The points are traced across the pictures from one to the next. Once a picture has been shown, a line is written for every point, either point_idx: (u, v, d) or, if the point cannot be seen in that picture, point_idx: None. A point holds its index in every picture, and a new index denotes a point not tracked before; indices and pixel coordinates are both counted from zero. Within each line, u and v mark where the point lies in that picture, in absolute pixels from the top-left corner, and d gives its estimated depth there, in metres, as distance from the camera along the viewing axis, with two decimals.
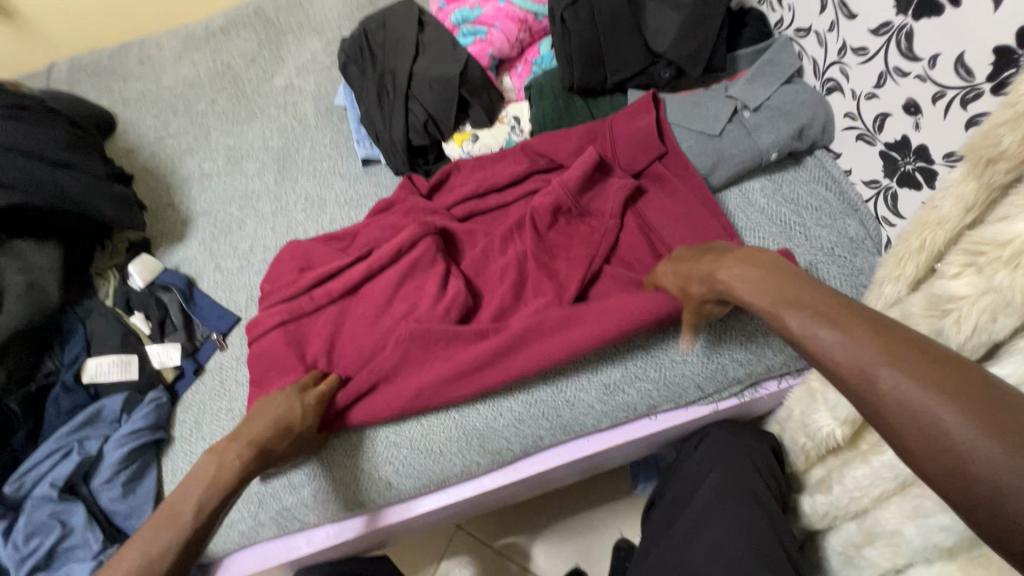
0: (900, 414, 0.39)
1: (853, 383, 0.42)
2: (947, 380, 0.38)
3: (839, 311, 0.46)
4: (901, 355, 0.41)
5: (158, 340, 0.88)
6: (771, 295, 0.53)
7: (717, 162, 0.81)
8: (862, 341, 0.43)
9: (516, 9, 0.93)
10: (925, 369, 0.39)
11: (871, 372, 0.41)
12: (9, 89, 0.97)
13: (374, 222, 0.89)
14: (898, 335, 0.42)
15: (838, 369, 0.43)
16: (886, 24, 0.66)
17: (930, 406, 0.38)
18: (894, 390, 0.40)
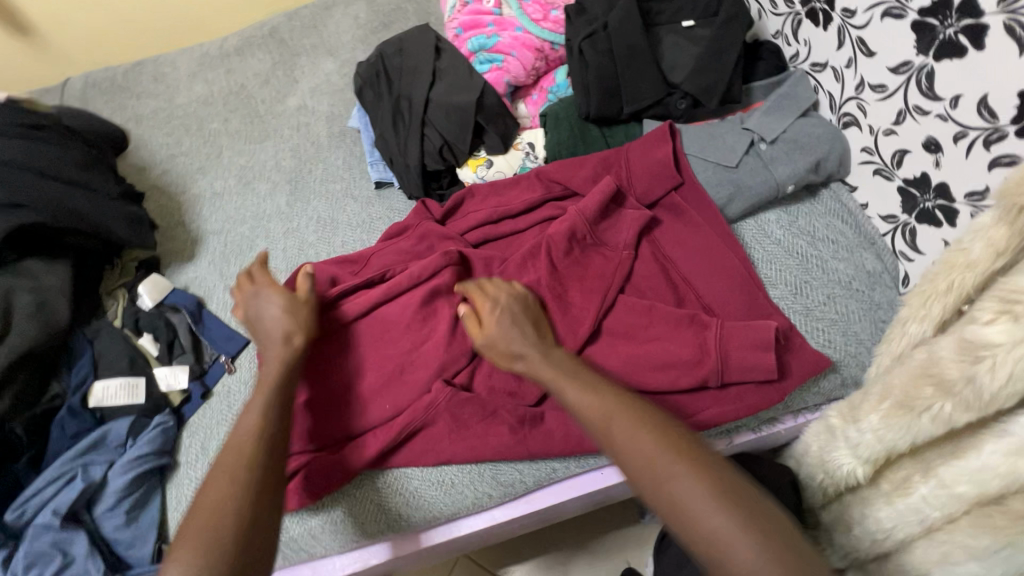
0: (701, 540, 0.48)
1: (643, 481, 0.51)
2: (740, 506, 0.48)
3: (632, 411, 0.55)
4: (689, 468, 0.50)
5: (166, 362, 0.87)
6: (567, 373, 0.60)
7: (733, 193, 0.81)
8: (659, 452, 0.51)
9: (534, 38, 0.95)
10: (717, 493, 0.48)
11: (668, 477, 0.50)
12: (26, 107, 0.98)
13: (385, 247, 0.88)
14: (670, 431, 0.53)
15: (641, 471, 0.52)
16: (906, 63, 0.66)
17: (732, 541, 0.46)
18: (695, 514, 0.48)
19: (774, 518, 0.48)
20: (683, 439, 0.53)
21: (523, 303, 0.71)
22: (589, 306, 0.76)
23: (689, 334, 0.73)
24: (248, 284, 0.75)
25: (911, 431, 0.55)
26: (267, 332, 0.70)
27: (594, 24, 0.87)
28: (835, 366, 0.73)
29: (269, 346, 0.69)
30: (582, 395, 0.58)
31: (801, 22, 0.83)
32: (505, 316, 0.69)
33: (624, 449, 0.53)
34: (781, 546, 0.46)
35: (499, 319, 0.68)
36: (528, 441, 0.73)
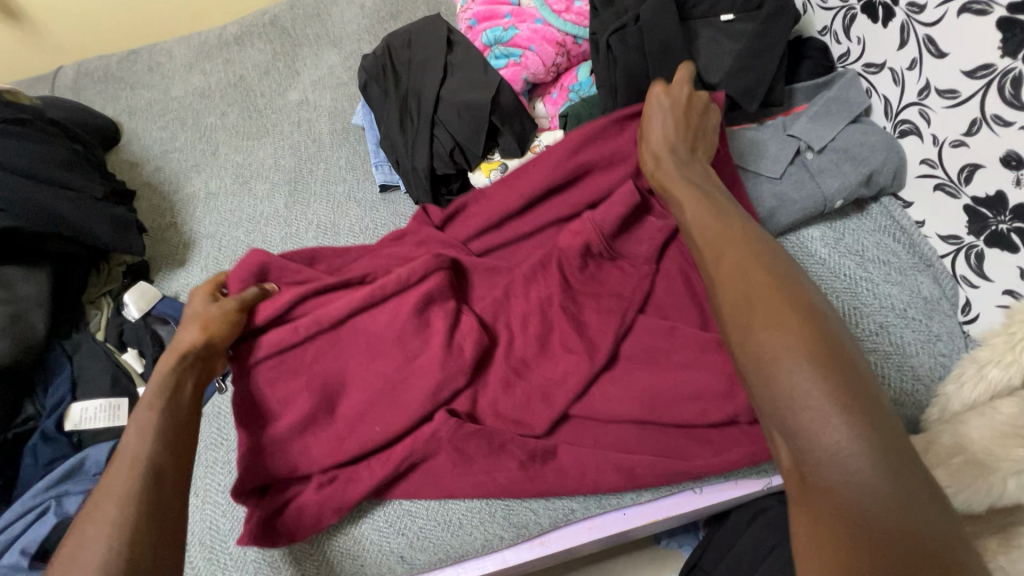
0: (774, 392, 0.41)
1: (734, 320, 0.47)
2: (843, 386, 0.40)
3: (751, 251, 0.50)
4: (796, 318, 0.44)
5: (151, 380, 0.80)
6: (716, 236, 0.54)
7: (768, 205, 0.73)
8: (766, 297, 0.46)
9: (555, 32, 0.87)
10: (815, 350, 0.41)
11: (781, 355, 0.42)
12: (8, 98, 0.91)
13: (379, 251, 0.81)
14: (791, 285, 0.47)
15: (736, 306, 0.47)
16: (987, 66, 0.58)
17: (815, 403, 0.39)
18: (780, 362, 0.42)
19: (885, 421, 0.39)
20: (801, 296, 0.46)
21: (688, 104, 0.69)
22: (605, 327, 0.71)
23: (715, 359, 0.67)
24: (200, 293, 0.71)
25: (993, 494, 0.48)
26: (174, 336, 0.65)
27: (624, 16, 0.79)
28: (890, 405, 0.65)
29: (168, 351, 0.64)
30: (707, 219, 0.57)
31: (854, 17, 0.74)
32: (666, 113, 0.69)
33: (725, 280, 0.50)
34: (877, 440, 0.38)
35: (658, 110, 0.69)
36: (538, 480, 0.66)
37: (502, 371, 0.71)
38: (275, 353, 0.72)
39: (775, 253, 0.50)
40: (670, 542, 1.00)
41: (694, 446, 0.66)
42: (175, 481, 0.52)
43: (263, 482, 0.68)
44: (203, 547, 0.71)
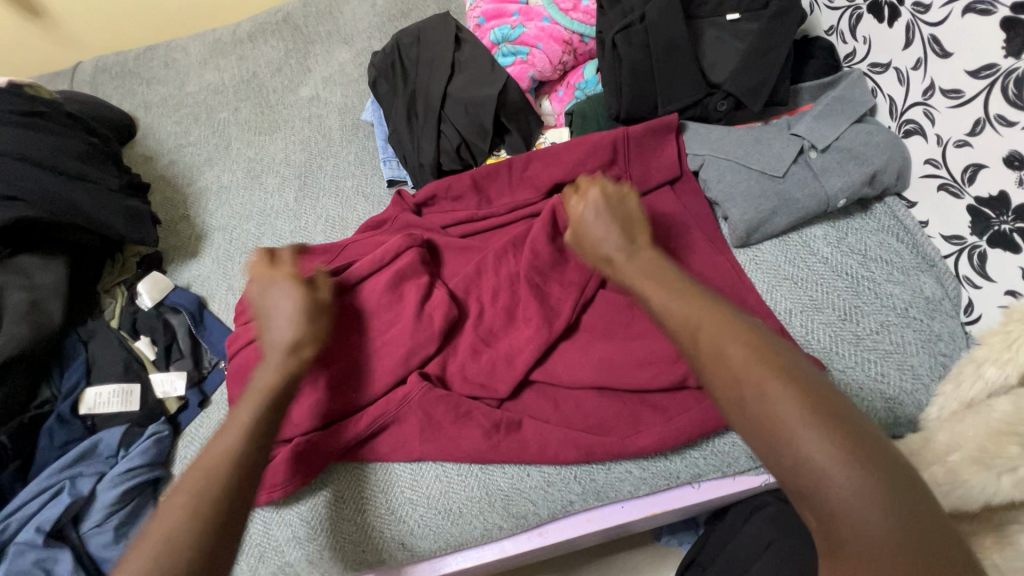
0: (789, 465, 0.40)
1: (725, 394, 0.44)
2: (851, 440, 0.39)
3: (721, 316, 0.48)
4: (789, 384, 0.42)
5: (163, 367, 0.83)
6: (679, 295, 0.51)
7: (727, 190, 0.75)
8: (754, 364, 0.44)
9: (562, 30, 0.88)
10: (817, 415, 0.40)
11: (782, 422, 0.41)
12: (30, 94, 0.94)
13: (363, 239, 0.85)
14: (770, 345, 0.45)
15: (725, 381, 0.44)
16: (990, 66, 0.58)
17: (832, 474, 0.38)
18: (790, 434, 0.40)
19: (896, 470, 0.39)
20: (783, 354, 0.45)
21: (616, 195, 0.64)
22: (567, 299, 0.74)
23: (669, 330, 0.70)
24: (263, 266, 0.67)
25: (986, 492, 0.49)
26: (272, 335, 0.62)
27: (630, 15, 0.79)
28: (889, 403, 0.66)
29: (272, 351, 0.61)
30: (667, 299, 0.51)
31: (860, 17, 0.75)
32: (595, 208, 0.63)
33: (704, 354, 0.46)
34: (896, 495, 0.37)
35: (588, 210, 0.63)
36: (501, 448, 0.69)
37: (469, 339, 0.74)
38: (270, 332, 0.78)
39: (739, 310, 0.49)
40: (670, 540, 1.00)
41: (652, 414, 0.68)
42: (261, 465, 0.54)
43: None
44: None
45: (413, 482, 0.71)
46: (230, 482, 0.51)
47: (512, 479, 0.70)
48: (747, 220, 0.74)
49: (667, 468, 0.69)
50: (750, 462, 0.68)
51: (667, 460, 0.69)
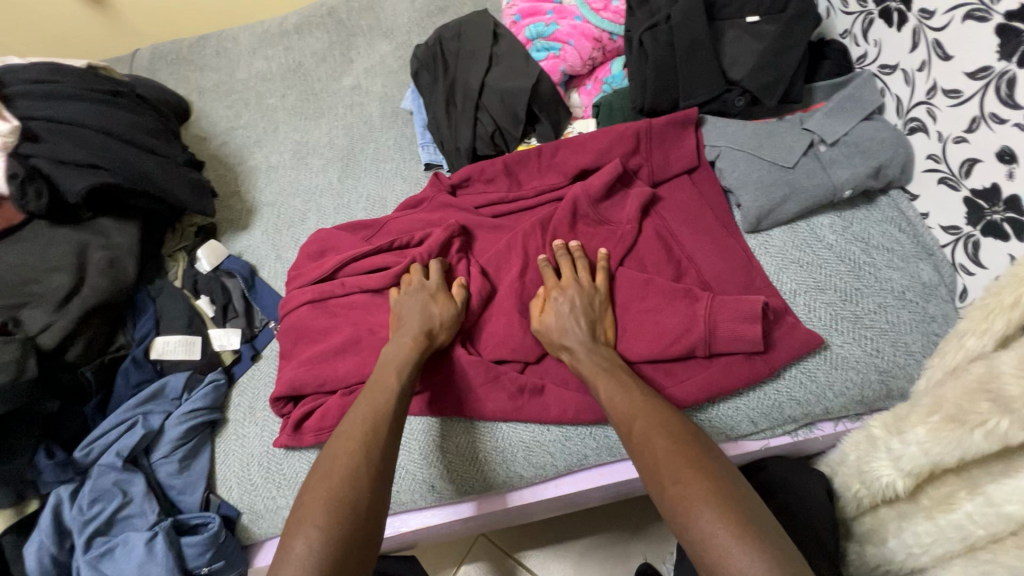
0: (692, 538, 0.51)
1: (652, 481, 0.57)
2: (742, 518, 0.50)
3: (657, 416, 0.62)
4: (698, 473, 0.54)
5: (220, 323, 0.93)
6: (625, 399, 0.65)
7: (740, 179, 0.82)
8: (669, 457, 0.57)
9: (593, 28, 0.95)
10: (715, 495, 0.52)
11: (689, 499, 0.53)
12: (104, 73, 1.03)
13: (403, 216, 0.93)
14: (689, 443, 0.58)
15: (650, 470, 0.58)
16: (986, 68, 0.64)
17: (720, 546, 0.49)
18: (692, 511, 0.52)
19: (779, 544, 0.49)
20: (701, 452, 0.57)
21: (589, 293, 0.76)
22: None
23: (681, 305, 0.75)
24: (418, 277, 0.81)
25: (960, 446, 0.55)
26: (409, 325, 0.76)
27: (657, 16, 0.86)
28: (882, 375, 0.72)
29: (410, 334, 0.75)
30: (613, 393, 0.66)
31: (872, 21, 0.80)
32: (566, 305, 0.75)
33: (638, 448, 0.60)
34: (779, 562, 0.47)
35: (561, 307, 0.75)
36: (525, 409, 0.76)
37: (498, 310, 0.81)
38: (321, 297, 0.88)
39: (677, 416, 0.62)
40: None
41: (662, 378, 0.74)
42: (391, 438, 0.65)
43: (293, 392, 0.81)
44: (261, 466, 0.81)
45: (442, 433, 0.79)
46: (372, 436, 0.64)
47: (533, 433, 0.77)
48: (758, 206, 0.80)
49: None
50: (752, 427, 0.74)
51: None
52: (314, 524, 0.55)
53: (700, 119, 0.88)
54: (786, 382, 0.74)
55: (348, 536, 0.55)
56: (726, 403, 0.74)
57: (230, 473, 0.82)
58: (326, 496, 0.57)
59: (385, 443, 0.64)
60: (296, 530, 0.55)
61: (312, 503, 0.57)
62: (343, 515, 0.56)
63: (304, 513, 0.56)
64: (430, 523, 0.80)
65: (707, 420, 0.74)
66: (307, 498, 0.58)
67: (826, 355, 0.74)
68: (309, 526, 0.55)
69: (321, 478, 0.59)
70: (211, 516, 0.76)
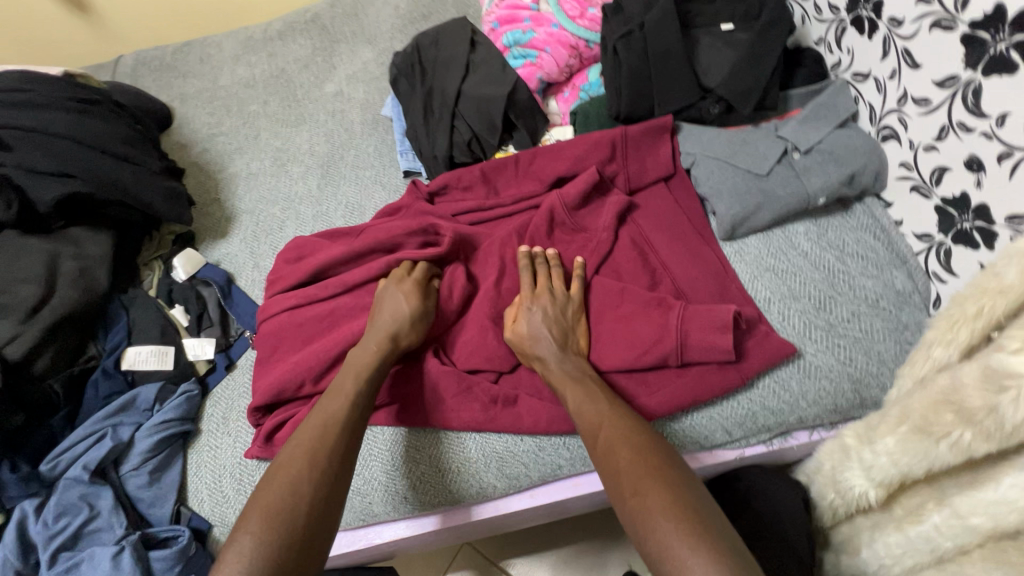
0: (652, 549, 0.51)
1: (614, 491, 0.57)
2: (697, 526, 0.50)
3: (622, 425, 0.62)
4: (658, 483, 0.54)
5: (194, 333, 0.92)
6: (591, 408, 0.65)
7: (715, 186, 0.82)
8: (631, 466, 0.57)
9: (569, 35, 0.94)
10: (673, 504, 0.52)
11: (646, 509, 0.53)
12: (81, 81, 1.03)
13: (380, 223, 0.93)
14: (652, 452, 0.58)
15: (613, 480, 0.58)
16: (952, 77, 0.64)
17: (677, 557, 0.49)
18: (652, 522, 0.52)
19: (734, 554, 0.49)
20: (663, 460, 0.57)
21: (562, 303, 0.76)
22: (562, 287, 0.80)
23: (654, 314, 0.75)
24: (398, 275, 0.81)
25: (928, 457, 0.54)
26: (378, 326, 0.76)
27: (631, 24, 0.86)
28: (855, 384, 0.72)
29: (375, 336, 0.75)
30: (581, 402, 0.66)
31: (845, 29, 0.80)
32: (538, 315, 0.74)
33: (602, 457, 0.60)
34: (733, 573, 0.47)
35: (532, 317, 0.74)
36: (498, 419, 0.76)
37: (473, 319, 0.81)
38: (297, 305, 0.87)
39: (641, 423, 0.62)
40: None
41: (636, 388, 0.74)
42: (341, 442, 0.64)
43: (269, 400, 0.79)
44: (233, 478, 0.80)
45: (415, 444, 0.78)
46: (319, 444, 0.62)
47: (507, 443, 0.77)
48: (733, 214, 0.80)
49: None
50: (726, 436, 0.74)
51: None
52: (251, 532, 0.55)
53: (676, 126, 0.88)
54: (760, 391, 0.73)
55: (286, 544, 0.55)
56: (701, 412, 0.74)
57: (201, 485, 0.81)
58: (267, 504, 0.57)
59: (333, 448, 0.63)
60: (233, 538, 0.55)
61: (254, 509, 0.57)
62: (280, 524, 0.56)
63: (243, 521, 0.56)
64: (403, 535, 0.79)
65: (682, 428, 0.74)
66: (251, 505, 0.58)
67: (799, 364, 0.73)
68: (246, 534, 0.55)
69: (266, 484, 0.59)
70: (181, 529, 0.75)
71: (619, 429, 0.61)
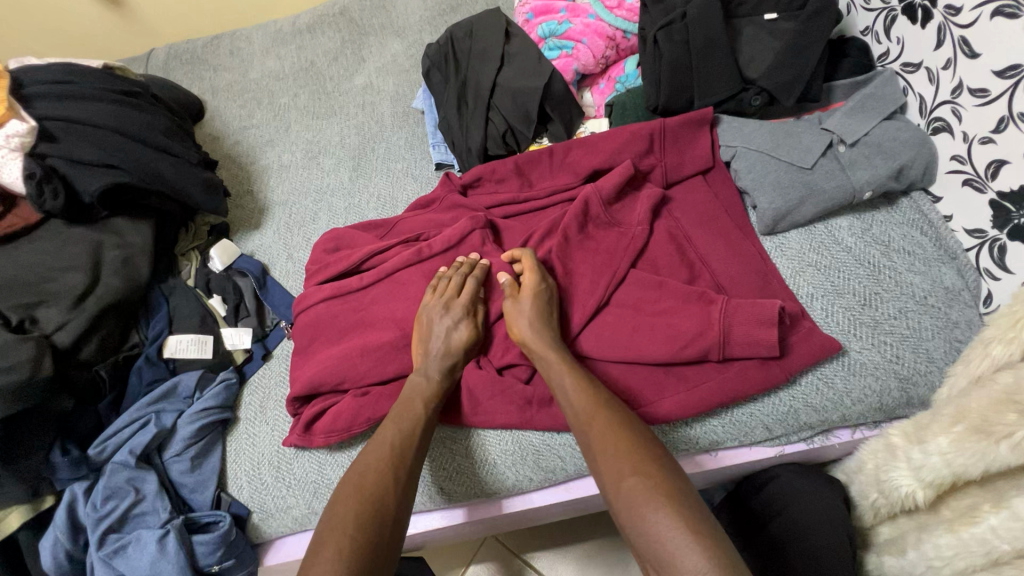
0: (644, 533, 0.53)
1: (611, 474, 0.58)
2: (691, 518, 0.52)
3: (618, 414, 0.63)
4: (646, 475, 0.56)
5: (232, 323, 0.94)
6: (576, 405, 0.65)
7: (756, 180, 0.80)
8: (632, 455, 0.58)
9: (606, 26, 0.94)
10: (663, 498, 0.53)
11: (640, 507, 0.54)
12: (120, 73, 1.04)
13: (415, 215, 0.94)
14: (647, 442, 0.60)
15: (610, 464, 0.59)
16: (1015, 67, 0.62)
17: (673, 543, 0.50)
18: (645, 514, 0.53)
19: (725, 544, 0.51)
20: (646, 451, 0.58)
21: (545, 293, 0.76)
22: (601, 282, 0.79)
23: (695, 308, 0.74)
24: (450, 292, 0.79)
25: (985, 458, 0.53)
26: (433, 357, 0.75)
27: (672, 13, 0.85)
28: (902, 382, 0.70)
29: (434, 365, 0.74)
30: (571, 394, 0.66)
31: (895, 18, 0.78)
32: (534, 305, 0.75)
33: (597, 442, 0.61)
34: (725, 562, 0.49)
35: (529, 307, 0.74)
36: (534, 420, 0.75)
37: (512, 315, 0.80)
38: (336, 295, 0.87)
39: (624, 414, 0.63)
40: None
41: (674, 383, 0.73)
42: (414, 456, 0.67)
43: (310, 391, 0.80)
44: (271, 466, 0.82)
45: (452, 436, 0.79)
46: (398, 456, 0.65)
47: (543, 436, 0.77)
48: (775, 209, 0.78)
49: (687, 434, 0.73)
50: (766, 433, 0.73)
51: (689, 428, 0.74)
52: (344, 535, 0.56)
53: (716, 119, 0.87)
54: (802, 388, 0.72)
55: (371, 551, 0.56)
56: (741, 408, 0.73)
57: (240, 472, 0.82)
58: (355, 509, 0.59)
59: (412, 462, 0.66)
60: (325, 537, 0.56)
61: (343, 514, 0.59)
62: (370, 528, 0.58)
63: (334, 524, 0.58)
64: (437, 525, 0.80)
65: (723, 423, 0.73)
66: (338, 508, 0.60)
67: (844, 361, 0.72)
68: (340, 533, 0.56)
69: (352, 489, 0.61)
70: (222, 514, 0.77)
71: (604, 421, 0.62)
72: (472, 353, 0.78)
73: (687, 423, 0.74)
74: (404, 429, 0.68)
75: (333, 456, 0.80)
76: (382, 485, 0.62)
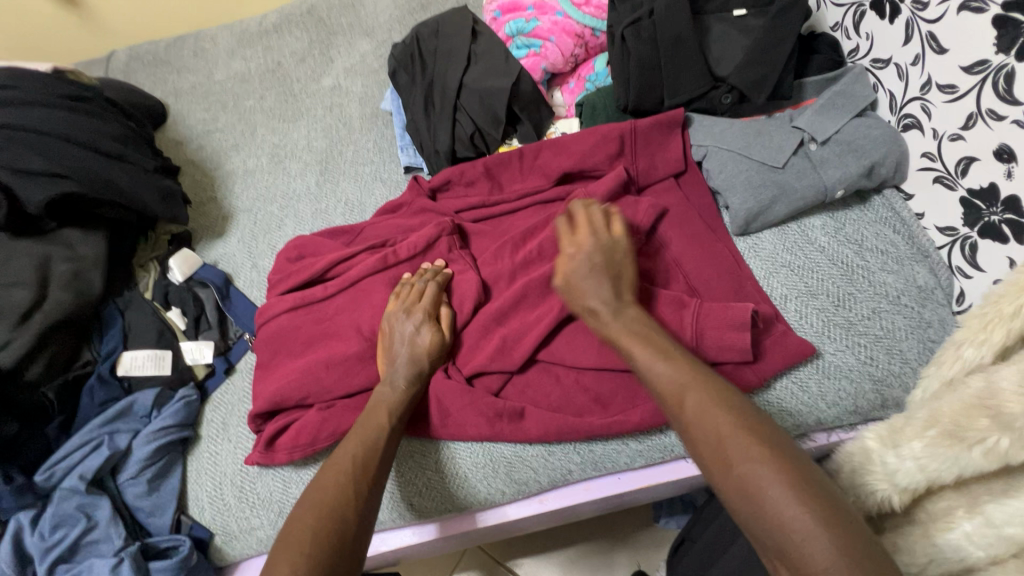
0: (778, 539, 0.43)
1: (712, 457, 0.49)
2: (830, 514, 0.43)
3: (710, 385, 0.53)
4: (772, 457, 0.46)
5: (192, 337, 0.90)
6: (668, 372, 0.55)
7: (727, 180, 0.79)
8: (748, 432, 0.48)
9: (574, 24, 0.91)
10: (800, 493, 0.44)
11: (768, 499, 0.44)
12: (70, 77, 0.99)
13: (382, 221, 0.90)
14: (755, 417, 0.50)
15: (713, 451, 0.49)
16: (983, 62, 0.61)
17: (816, 549, 0.42)
18: (773, 506, 0.44)
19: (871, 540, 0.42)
20: (765, 429, 0.49)
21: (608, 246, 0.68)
22: None
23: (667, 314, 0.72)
24: (410, 297, 0.77)
25: (958, 464, 0.52)
26: (397, 364, 0.73)
27: (639, 10, 0.82)
28: (877, 385, 0.69)
29: (397, 374, 0.72)
30: (655, 362, 0.57)
31: (864, 14, 0.77)
32: (590, 263, 0.66)
33: (696, 426, 0.51)
34: (865, 562, 0.41)
35: (583, 267, 0.66)
36: (504, 434, 0.73)
37: (484, 321, 0.78)
38: (300, 306, 0.84)
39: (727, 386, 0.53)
40: (668, 520, 1.04)
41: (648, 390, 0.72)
42: (378, 466, 0.63)
43: (273, 407, 0.77)
44: (234, 486, 0.78)
45: (420, 450, 0.76)
46: (360, 470, 0.62)
47: (514, 447, 0.74)
48: (747, 208, 0.77)
49: (662, 441, 0.73)
50: None
51: (662, 434, 0.73)
52: (299, 552, 0.53)
53: (686, 118, 0.85)
54: (777, 393, 0.71)
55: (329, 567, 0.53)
56: None
57: (202, 493, 0.79)
58: (312, 525, 0.56)
59: (375, 475, 0.62)
60: (279, 554, 0.53)
61: (300, 530, 0.56)
62: (326, 545, 0.54)
63: (290, 541, 0.55)
64: (407, 542, 0.77)
65: None
66: (294, 523, 0.57)
67: (818, 364, 0.71)
68: (294, 551, 0.53)
69: (311, 504, 0.58)
70: (182, 539, 0.73)
71: (710, 393, 0.52)
72: (440, 361, 0.76)
73: (660, 430, 0.73)
74: (365, 446, 0.65)
75: (298, 472, 0.77)
76: (340, 500, 0.59)
